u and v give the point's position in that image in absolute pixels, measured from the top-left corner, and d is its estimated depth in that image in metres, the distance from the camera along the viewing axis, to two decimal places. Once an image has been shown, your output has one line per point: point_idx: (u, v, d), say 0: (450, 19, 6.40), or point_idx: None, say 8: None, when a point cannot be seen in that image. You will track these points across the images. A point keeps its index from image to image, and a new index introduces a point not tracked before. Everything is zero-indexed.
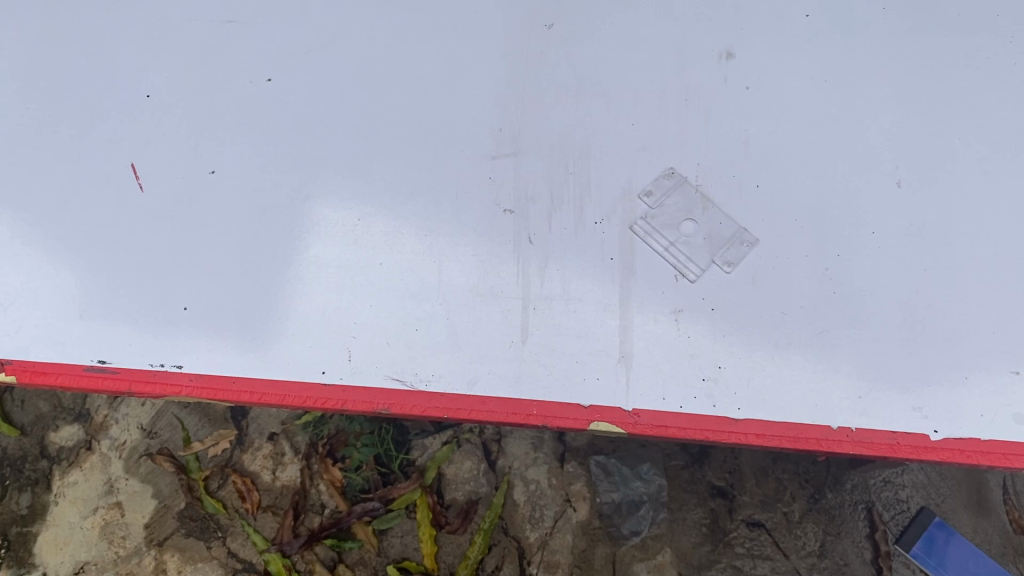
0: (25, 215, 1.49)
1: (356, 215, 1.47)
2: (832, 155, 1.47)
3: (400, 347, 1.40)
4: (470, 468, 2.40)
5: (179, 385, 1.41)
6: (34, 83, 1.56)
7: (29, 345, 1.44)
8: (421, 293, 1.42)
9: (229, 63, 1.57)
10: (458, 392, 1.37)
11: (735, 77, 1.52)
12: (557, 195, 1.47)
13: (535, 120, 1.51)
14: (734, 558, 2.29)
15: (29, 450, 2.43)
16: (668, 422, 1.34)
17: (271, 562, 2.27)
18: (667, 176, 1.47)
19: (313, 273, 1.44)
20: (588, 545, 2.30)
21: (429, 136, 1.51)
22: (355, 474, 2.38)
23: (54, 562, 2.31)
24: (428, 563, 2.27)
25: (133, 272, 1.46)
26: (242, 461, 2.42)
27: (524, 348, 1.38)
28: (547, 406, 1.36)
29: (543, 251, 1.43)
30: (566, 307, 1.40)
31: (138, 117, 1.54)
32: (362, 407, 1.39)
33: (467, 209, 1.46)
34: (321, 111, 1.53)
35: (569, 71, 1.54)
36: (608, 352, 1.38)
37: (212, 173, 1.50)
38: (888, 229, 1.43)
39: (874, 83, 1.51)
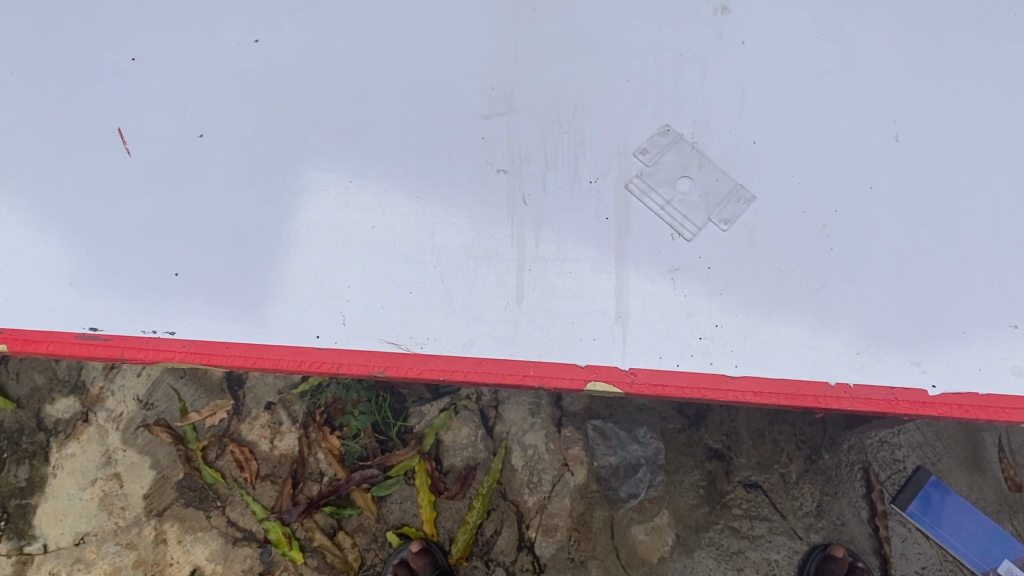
0: (11, 182, 1.47)
1: (347, 177, 1.45)
2: (829, 109, 1.45)
3: (394, 311, 1.39)
4: (468, 434, 2.41)
5: (172, 350, 1.40)
6: (17, 47, 1.52)
7: (19, 314, 1.42)
8: (415, 255, 1.41)
9: (215, 24, 1.53)
10: (455, 354, 1.36)
11: (731, 31, 1.49)
12: (550, 155, 1.45)
13: (528, 79, 1.49)
14: (732, 519, 2.30)
15: (26, 422, 2.42)
16: (665, 381, 1.33)
17: (272, 531, 2.28)
18: (662, 132, 1.45)
19: (305, 237, 1.43)
20: (586, 509, 2.31)
21: (420, 95, 1.48)
22: (353, 442, 2.38)
23: (54, 534, 2.31)
24: (427, 528, 2.28)
25: (123, 239, 1.44)
26: (239, 431, 2.42)
27: (519, 310, 1.37)
28: (543, 366, 1.35)
29: (538, 212, 1.42)
30: (561, 268, 1.39)
31: (123, 79, 1.51)
32: (357, 370, 1.37)
33: (460, 170, 1.44)
34: (310, 72, 1.50)
35: (563, 28, 1.51)
36: (604, 312, 1.37)
37: (200, 137, 1.48)
38: (887, 185, 1.41)
39: (871, 36, 1.49)
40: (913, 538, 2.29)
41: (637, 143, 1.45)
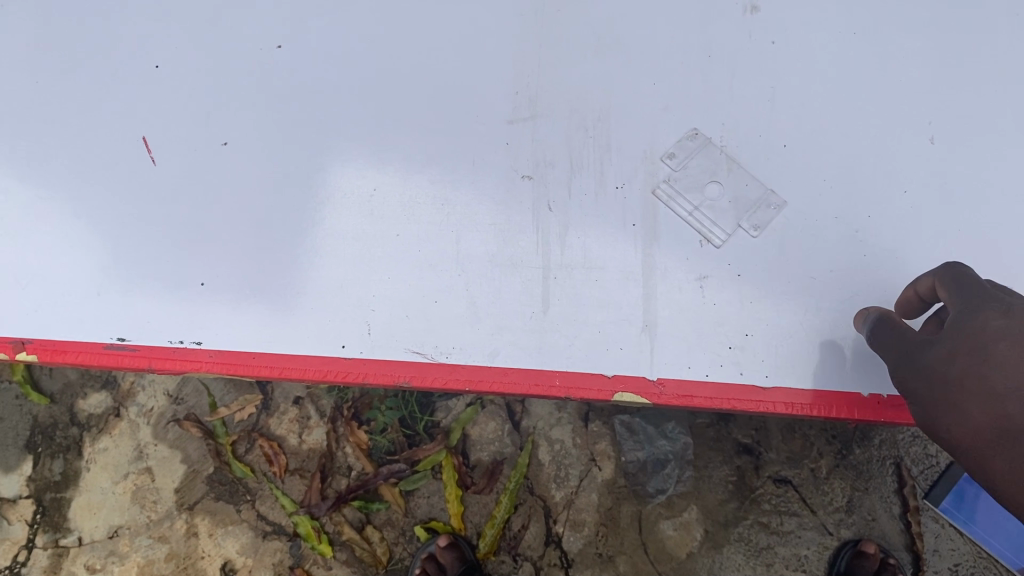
0: (39, 191, 1.47)
1: (372, 185, 1.44)
2: (862, 111, 1.41)
3: (419, 320, 1.38)
4: (495, 428, 2.39)
5: (199, 361, 1.41)
6: (41, 55, 1.52)
7: (51, 324, 1.44)
8: (439, 264, 1.40)
9: (237, 30, 1.52)
10: (480, 364, 1.36)
11: (761, 31, 1.45)
12: (576, 160, 1.42)
13: (553, 82, 1.46)
14: (761, 514, 2.29)
15: (59, 417, 2.43)
16: (694, 392, 1.32)
17: (301, 525, 2.31)
18: (690, 136, 1.42)
19: (329, 245, 1.42)
20: (614, 504, 2.30)
21: (443, 101, 1.46)
22: (380, 437, 2.37)
23: (89, 527, 2.35)
24: (455, 523, 2.29)
25: (150, 249, 1.45)
26: (268, 425, 2.42)
27: (545, 319, 1.36)
28: (570, 377, 1.34)
29: (564, 218, 1.40)
30: (587, 276, 1.37)
31: (147, 87, 1.50)
32: (383, 380, 1.38)
33: (486, 176, 1.43)
34: (333, 77, 1.49)
35: (588, 30, 1.48)
36: (632, 321, 1.35)
37: (224, 145, 1.48)
38: (921, 189, 1.38)
39: (906, 34, 1.44)
40: (946, 534, 2.26)
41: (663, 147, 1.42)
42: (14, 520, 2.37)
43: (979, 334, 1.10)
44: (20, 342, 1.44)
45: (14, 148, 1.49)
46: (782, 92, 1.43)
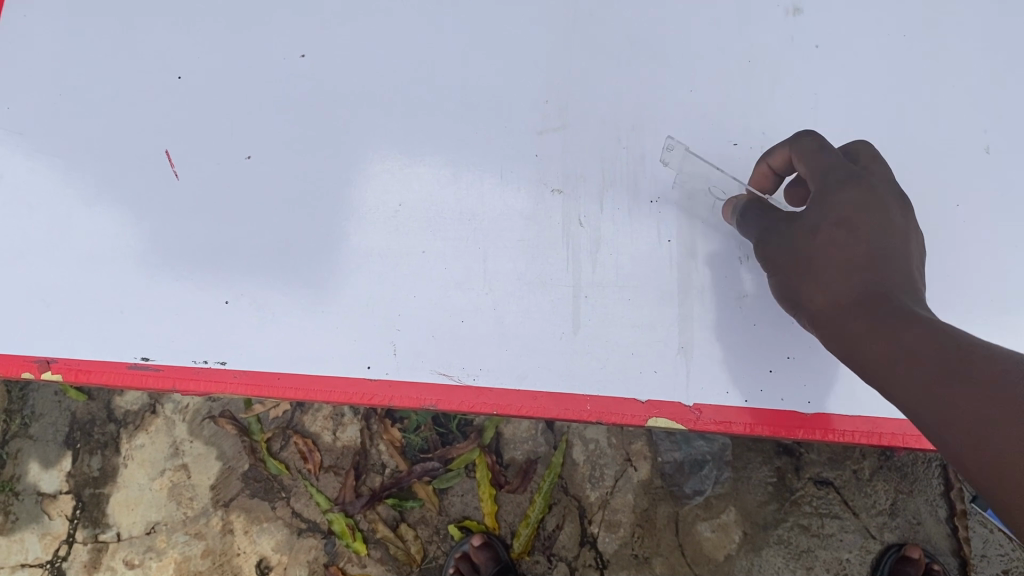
0: (63, 206, 1.45)
1: (397, 199, 1.40)
2: (912, 120, 1.34)
3: (446, 340, 1.34)
4: (528, 427, 2.33)
5: (224, 381, 1.39)
6: (63, 66, 1.49)
7: (74, 343, 1.42)
8: (466, 282, 1.35)
9: (257, 38, 1.47)
10: (509, 387, 1.32)
11: (804, 35, 1.38)
12: (609, 172, 1.37)
13: (585, 89, 1.40)
14: (802, 516, 2.23)
15: (97, 414, 2.43)
16: (731, 418, 1.29)
17: (336, 522, 2.29)
18: (731, 148, 1.36)
19: (354, 262, 1.38)
20: (650, 504, 2.26)
21: (471, 111, 1.41)
22: (413, 435, 2.34)
23: (127, 523, 2.36)
24: (489, 521, 2.26)
25: (174, 265, 1.42)
26: (302, 422, 2.40)
27: (576, 340, 1.31)
28: (603, 402, 1.30)
29: (596, 233, 1.35)
30: (621, 295, 1.32)
31: (170, 99, 1.47)
32: (410, 403, 1.35)
33: (515, 189, 1.37)
34: (356, 88, 1.44)
35: (621, 34, 1.41)
36: (667, 343, 1.31)
37: (248, 158, 1.44)
38: (975, 202, 1.31)
39: (960, 37, 1.36)
40: (994, 539, 2.22)
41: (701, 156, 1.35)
42: (55, 515, 2.37)
43: (841, 228, 1.09)
44: (45, 360, 1.42)
45: (38, 162, 1.47)
46: (828, 100, 1.35)
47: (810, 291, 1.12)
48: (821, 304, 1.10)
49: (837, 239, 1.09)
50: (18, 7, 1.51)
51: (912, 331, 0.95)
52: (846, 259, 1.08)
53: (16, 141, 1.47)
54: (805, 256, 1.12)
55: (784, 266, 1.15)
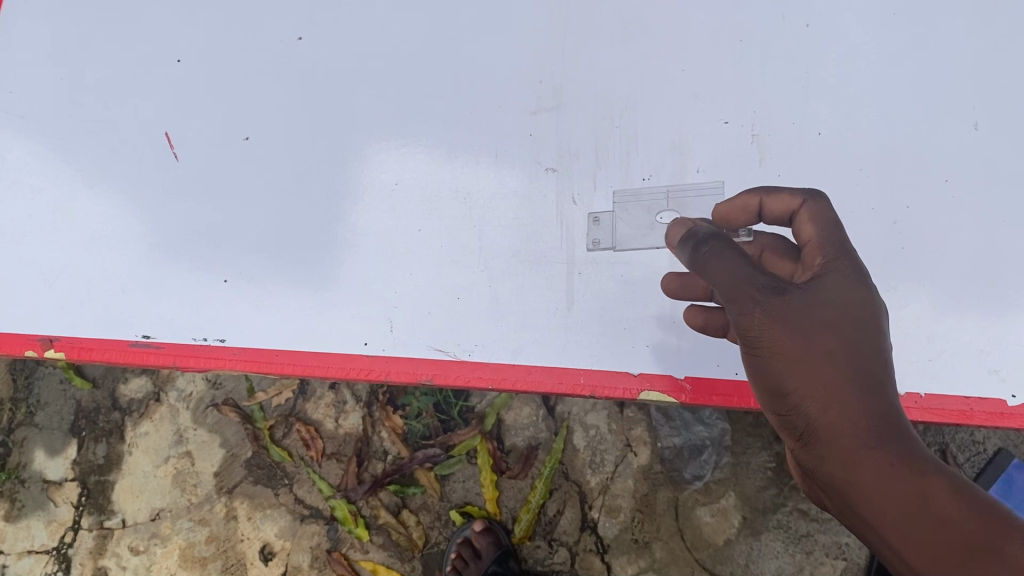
0: (67, 189, 1.49)
1: (394, 179, 1.42)
2: (901, 98, 1.35)
3: (442, 316, 1.38)
4: (530, 413, 2.35)
5: (224, 358, 1.43)
6: (65, 52, 1.52)
7: (78, 322, 1.46)
8: (462, 259, 1.38)
9: (255, 21, 1.49)
10: (503, 361, 1.35)
11: (795, 14, 1.38)
12: (601, 151, 1.38)
13: (578, 69, 1.41)
14: (801, 501, 2.23)
15: (101, 402, 2.45)
16: (722, 389, 1.32)
17: (338, 509, 2.31)
18: (722, 126, 1.37)
19: (352, 241, 1.41)
20: (650, 490, 2.26)
21: (465, 92, 1.42)
22: (415, 421, 2.35)
23: (132, 509, 2.38)
24: (490, 507, 2.27)
25: (174, 245, 1.45)
26: (305, 410, 2.40)
27: (570, 315, 1.35)
28: (595, 375, 1.33)
29: (588, 211, 1.36)
30: (614, 272, 1.35)
31: (169, 82, 1.49)
32: (407, 377, 1.38)
33: (509, 168, 1.39)
34: (351, 69, 1.45)
35: (614, 14, 1.41)
36: (659, 318, 1.34)
37: (246, 140, 1.46)
38: (964, 179, 1.32)
39: (950, 14, 1.36)
40: None
41: (691, 134, 1.37)
42: (60, 502, 2.41)
43: (850, 339, 0.94)
44: (49, 339, 1.46)
45: (42, 146, 1.50)
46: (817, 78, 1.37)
47: (810, 406, 0.93)
48: (823, 426, 0.92)
49: (847, 350, 0.94)
50: None
51: (946, 490, 0.87)
52: (853, 375, 0.93)
53: (21, 125, 1.51)
54: (813, 360, 0.93)
55: (780, 362, 0.94)
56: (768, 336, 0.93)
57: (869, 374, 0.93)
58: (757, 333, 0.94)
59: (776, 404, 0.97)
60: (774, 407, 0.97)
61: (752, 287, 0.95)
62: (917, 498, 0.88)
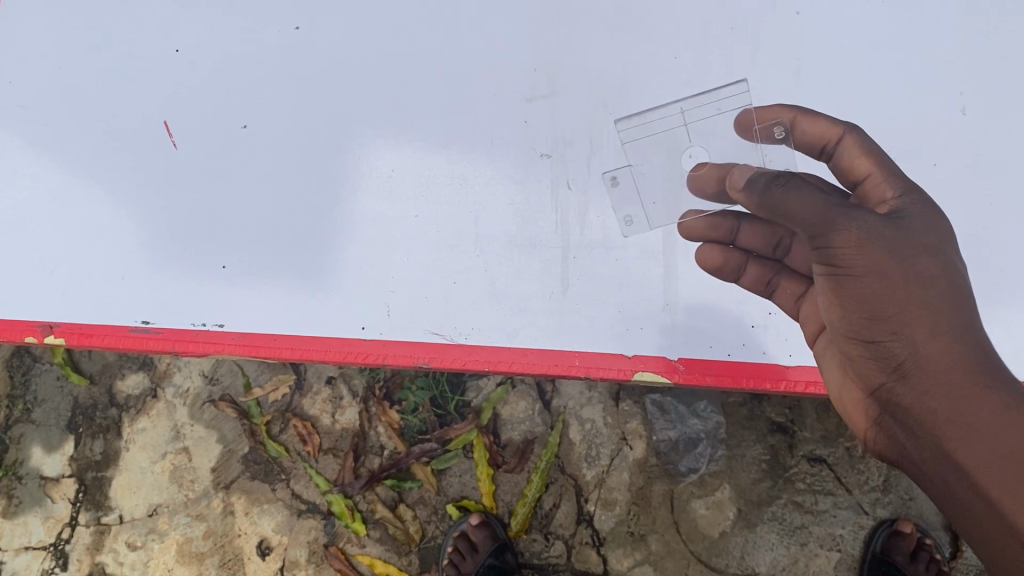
0: (66, 176, 1.50)
1: (391, 165, 1.43)
2: (889, 84, 1.38)
3: (438, 301, 1.40)
4: (525, 408, 2.33)
5: (223, 342, 1.44)
6: (64, 42, 1.53)
7: (78, 308, 1.47)
8: (458, 244, 1.40)
9: (253, 11, 1.50)
10: (500, 344, 1.37)
11: (785, 2, 1.41)
12: (595, 137, 1.40)
13: (573, 57, 1.42)
14: (796, 493, 2.23)
15: (98, 398, 2.44)
16: (715, 370, 1.35)
17: (335, 503, 2.31)
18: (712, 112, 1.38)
19: (349, 226, 1.43)
20: (645, 483, 2.26)
21: (460, 79, 1.44)
22: (412, 417, 2.33)
23: (129, 505, 2.38)
24: (486, 501, 2.27)
25: (174, 231, 1.47)
26: (302, 405, 2.39)
27: (565, 298, 1.37)
28: (590, 357, 1.35)
29: (583, 196, 1.39)
30: (608, 255, 1.37)
31: (168, 71, 1.51)
32: (404, 361, 1.40)
33: (504, 155, 1.41)
34: (348, 58, 1.47)
35: (607, 2, 1.43)
36: (653, 300, 1.36)
37: (244, 128, 1.48)
38: (950, 162, 1.36)
39: (937, 2, 1.39)
40: None
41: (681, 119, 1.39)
42: (58, 499, 2.41)
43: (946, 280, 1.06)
44: (48, 325, 1.47)
45: (40, 135, 1.51)
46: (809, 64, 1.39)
47: (911, 332, 1.03)
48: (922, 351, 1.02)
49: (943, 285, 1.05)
50: None
51: None
52: (947, 309, 1.04)
53: (19, 114, 1.52)
54: (909, 282, 1.03)
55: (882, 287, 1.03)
56: (870, 257, 1.03)
57: (955, 302, 1.05)
58: (860, 261, 1.03)
59: (871, 327, 1.06)
60: (869, 336, 1.06)
61: (837, 208, 1.05)
62: (1007, 413, 0.97)
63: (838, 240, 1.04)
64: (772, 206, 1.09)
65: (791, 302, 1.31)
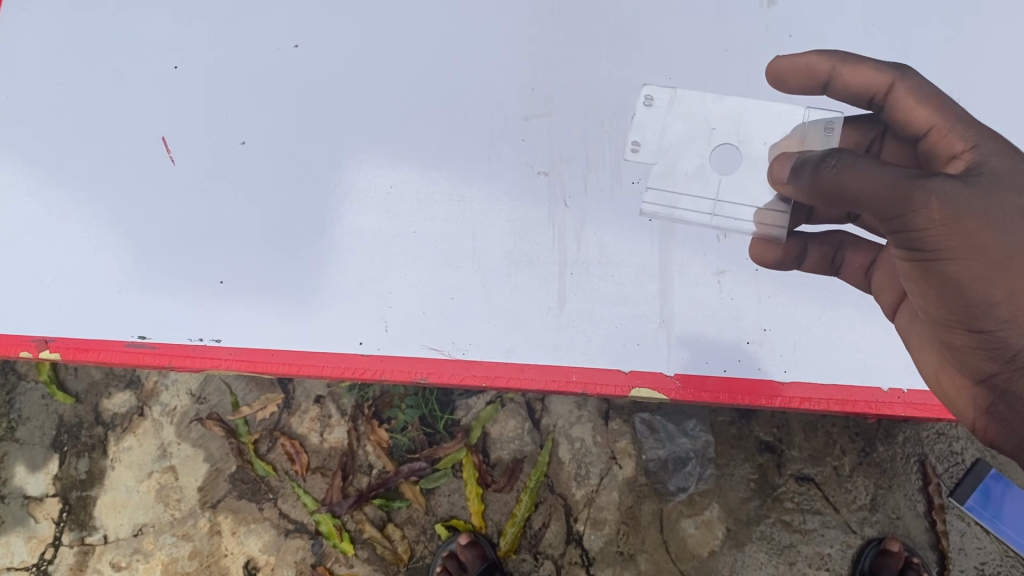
0: (63, 192, 1.50)
1: (389, 181, 1.45)
2: None
3: (436, 317, 1.41)
4: (515, 427, 2.32)
5: (218, 358, 1.45)
6: (63, 58, 1.54)
7: (72, 323, 1.48)
8: (456, 260, 1.42)
9: (252, 29, 1.52)
10: (497, 360, 1.39)
11: (778, 25, 1.43)
12: (592, 156, 1.41)
13: (568, 78, 1.44)
14: (784, 512, 2.23)
15: (84, 417, 2.42)
16: (711, 387, 1.36)
17: (323, 523, 2.29)
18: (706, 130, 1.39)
19: (347, 242, 1.44)
20: (635, 502, 2.24)
21: (458, 98, 1.45)
22: (401, 435, 2.31)
23: (114, 525, 2.35)
24: (475, 521, 2.25)
25: (171, 246, 1.47)
26: (290, 424, 2.38)
27: (562, 315, 1.38)
28: (587, 372, 1.37)
29: (580, 214, 1.40)
30: (604, 272, 1.39)
31: (167, 87, 1.52)
32: (401, 376, 1.41)
33: (501, 172, 1.42)
34: (348, 76, 1.48)
35: (603, 24, 1.46)
36: (649, 317, 1.38)
37: (243, 143, 1.48)
38: None
39: (925, 27, 1.42)
40: (972, 533, 2.20)
41: (677, 138, 1.40)
42: (41, 519, 2.38)
43: None
44: (43, 340, 1.48)
45: (38, 150, 1.52)
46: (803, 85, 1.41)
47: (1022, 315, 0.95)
48: None
49: None
50: (18, 1, 1.56)
51: None
52: None
53: (18, 129, 1.52)
54: (1003, 259, 0.94)
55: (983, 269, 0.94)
56: (958, 237, 0.92)
57: None
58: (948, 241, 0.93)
59: (979, 317, 0.97)
60: (975, 322, 0.98)
61: (908, 178, 0.93)
62: None
63: (919, 223, 0.93)
64: (835, 187, 0.99)
65: (861, 275, 1.32)
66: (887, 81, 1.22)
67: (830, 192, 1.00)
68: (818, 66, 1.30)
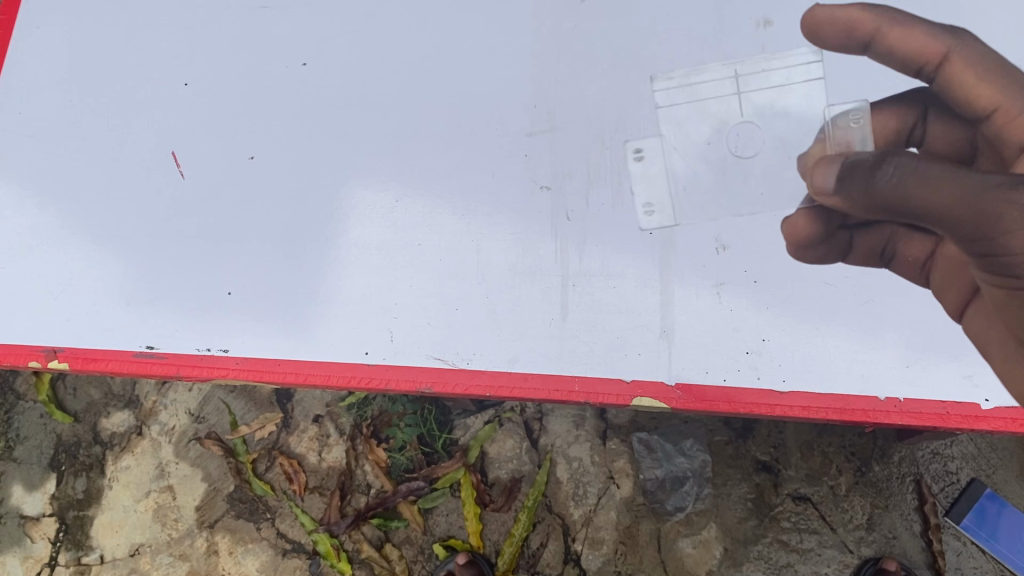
0: (74, 206, 1.54)
1: (393, 195, 1.48)
2: None
3: (440, 327, 1.44)
4: (513, 446, 2.33)
5: (226, 367, 1.47)
6: (79, 76, 1.58)
7: (81, 334, 1.51)
8: (460, 272, 1.45)
9: (261, 49, 1.55)
10: (501, 369, 1.42)
11: (775, 45, 1.43)
12: (593, 170, 1.45)
13: (570, 95, 1.48)
14: (781, 532, 2.21)
15: (82, 436, 2.42)
16: (711, 396, 1.39)
17: (321, 542, 2.27)
18: (707, 134, 1.40)
19: (353, 254, 1.47)
20: (632, 522, 2.24)
21: (462, 116, 1.49)
22: (399, 454, 2.31)
23: (111, 545, 2.34)
24: (473, 541, 2.23)
25: (180, 258, 1.50)
26: (288, 444, 2.38)
27: (564, 326, 1.42)
28: (589, 382, 1.40)
29: (582, 227, 1.43)
30: (606, 283, 1.42)
31: (176, 104, 1.55)
32: (406, 385, 1.44)
33: (504, 187, 1.46)
34: (355, 94, 1.52)
35: (604, 44, 1.49)
36: (650, 327, 1.41)
37: (251, 158, 1.52)
38: None
39: None
40: (968, 552, 2.18)
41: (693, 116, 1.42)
42: (37, 538, 2.37)
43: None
44: (52, 350, 1.51)
45: (50, 165, 1.56)
46: (817, 74, 1.40)
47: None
48: None
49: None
50: (33, 22, 1.61)
51: None
52: None
53: (33, 146, 1.57)
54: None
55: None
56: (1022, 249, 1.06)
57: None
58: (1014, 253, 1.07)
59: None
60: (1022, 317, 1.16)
61: (993, 191, 1.06)
62: None
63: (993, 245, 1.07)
64: (897, 198, 1.08)
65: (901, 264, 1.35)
66: (942, 48, 1.35)
67: (893, 203, 1.09)
68: (863, 24, 1.39)
